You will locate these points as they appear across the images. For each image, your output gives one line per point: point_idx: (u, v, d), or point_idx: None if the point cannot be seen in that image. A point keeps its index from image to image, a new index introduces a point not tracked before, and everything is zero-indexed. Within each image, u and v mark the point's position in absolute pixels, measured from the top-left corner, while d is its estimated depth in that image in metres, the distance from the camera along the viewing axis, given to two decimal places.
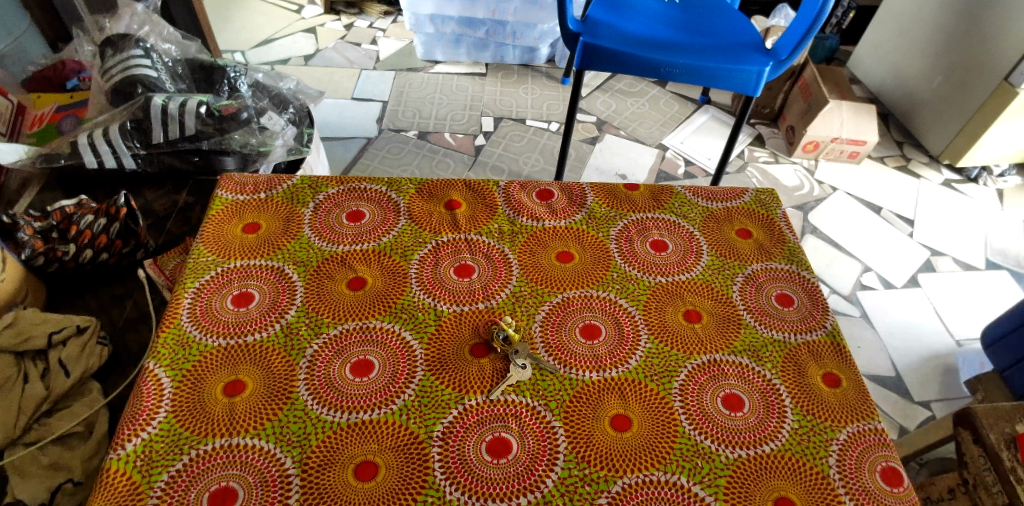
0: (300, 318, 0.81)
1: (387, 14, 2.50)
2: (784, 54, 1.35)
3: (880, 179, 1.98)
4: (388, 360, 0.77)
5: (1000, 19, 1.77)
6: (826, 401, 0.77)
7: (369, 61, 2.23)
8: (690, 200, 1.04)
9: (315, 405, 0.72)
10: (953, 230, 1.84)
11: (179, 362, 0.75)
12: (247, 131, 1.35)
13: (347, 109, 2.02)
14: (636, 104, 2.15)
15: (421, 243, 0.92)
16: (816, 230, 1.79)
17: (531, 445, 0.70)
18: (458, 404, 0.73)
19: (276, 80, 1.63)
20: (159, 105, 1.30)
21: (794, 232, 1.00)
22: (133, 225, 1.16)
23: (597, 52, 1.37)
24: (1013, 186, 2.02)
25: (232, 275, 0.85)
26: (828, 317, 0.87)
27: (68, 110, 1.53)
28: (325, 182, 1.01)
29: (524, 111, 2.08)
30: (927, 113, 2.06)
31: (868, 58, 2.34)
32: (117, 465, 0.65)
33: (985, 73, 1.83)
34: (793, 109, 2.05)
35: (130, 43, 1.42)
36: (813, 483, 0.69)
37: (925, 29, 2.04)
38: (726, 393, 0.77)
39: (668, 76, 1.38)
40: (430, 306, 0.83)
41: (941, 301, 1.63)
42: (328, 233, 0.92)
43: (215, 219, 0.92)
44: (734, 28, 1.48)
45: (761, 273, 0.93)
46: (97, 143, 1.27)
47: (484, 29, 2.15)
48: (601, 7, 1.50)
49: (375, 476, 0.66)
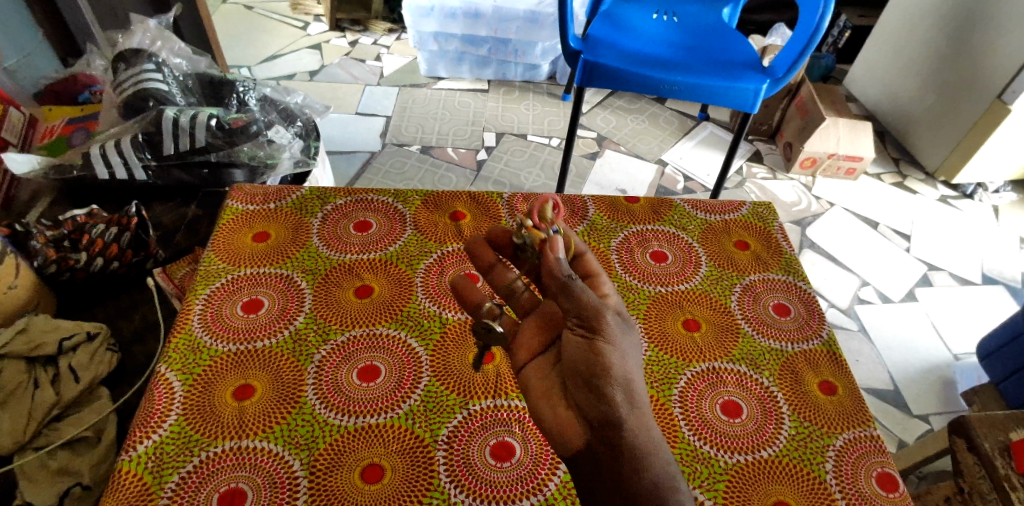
0: (309, 325, 0.82)
1: (391, 31, 2.56)
2: (780, 72, 1.38)
3: (877, 195, 2.01)
4: (394, 365, 0.79)
5: (991, 40, 1.83)
6: (824, 409, 0.79)
7: (373, 78, 2.27)
8: (689, 212, 1.07)
9: (323, 409, 0.73)
10: (951, 246, 1.86)
11: (191, 366, 0.77)
12: (256, 144, 1.37)
13: (351, 124, 2.05)
14: (635, 120, 2.19)
15: (426, 252, 0.94)
16: (814, 245, 1.81)
17: (534, 449, 0.72)
18: (462, 409, 0.75)
19: (283, 94, 1.65)
20: (170, 117, 1.31)
21: (790, 244, 1.02)
22: (144, 235, 1.20)
23: (598, 69, 1.41)
24: (1008, 202, 2.04)
25: (242, 283, 0.87)
26: (824, 326, 0.89)
27: (78, 123, 1.57)
28: (333, 193, 1.03)
29: (526, 126, 2.11)
30: (923, 130, 2.10)
31: (863, 76, 2.38)
32: (130, 466, 0.67)
33: (979, 89, 1.87)
34: (790, 126, 2.08)
35: (142, 58, 1.45)
36: (811, 488, 0.71)
37: (920, 48, 2.08)
38: (724, 400, 0.79)
39: (668, 93, 1.41)
40: (434, 314, 0.85)
41: (939, 316, 1.65)
42: (336, 242, 0.94)
43: (225, 229, 0.95)
44: (733, 47, 1.52)
45: (758, 284, 0.95)
46: (110, 155, 1.29)
47: (486, 47, 2.20)
48: (601, 25, 1.54)
49: (381, 479, 0.68)
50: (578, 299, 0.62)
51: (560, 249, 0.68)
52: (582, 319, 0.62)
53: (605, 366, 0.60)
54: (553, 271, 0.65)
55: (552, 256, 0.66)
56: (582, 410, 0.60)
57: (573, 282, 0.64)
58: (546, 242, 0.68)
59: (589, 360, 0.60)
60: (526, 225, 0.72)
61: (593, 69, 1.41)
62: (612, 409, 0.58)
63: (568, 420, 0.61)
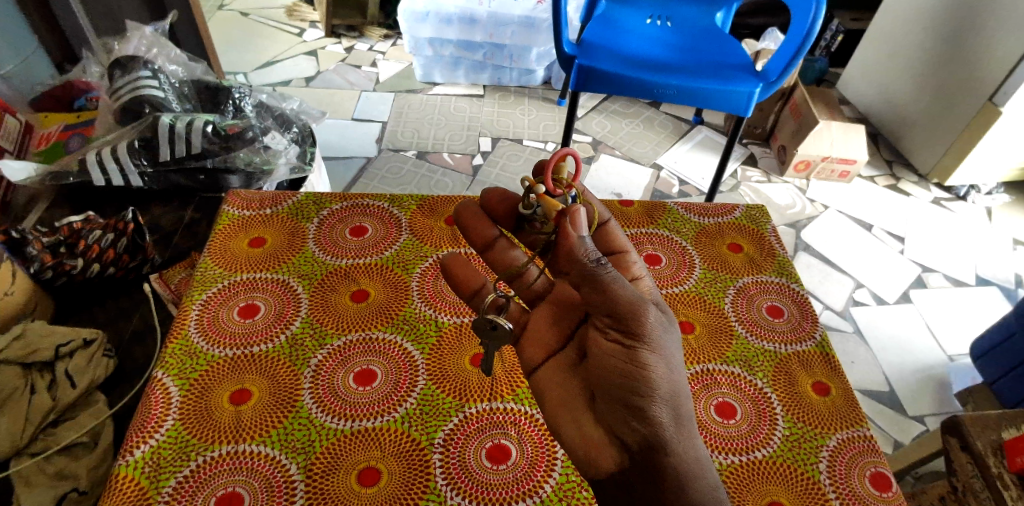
0: (305, 329, 0.83)
1: (387, 37, 2.57)
2: (773, 76, 1.39)
3: (871, 197, 2.03)
4: (390, 369, 0.79)
5: (982, 43, 1.85)
6: (816, 409, 0.80)
7: (369, 83, 2.28)
8: (683, 216, 1.08)
9: (319, 413, 0.74)
10: (945, 248, 1.87)
11: (188, 371, 0.77)
12: (252, 150, 1.37)
13: (348, 129, 2.06)
14: (630, 125, 2.20)
15: (422, 257, 0.95)
16: (808, 247, 1.82)
17: (530, 452, 0.72)
18: (458, 412, 0.75)
19: (279, 100, 1.64)
20: (167, 123, 1.31)
21: (783, 246, 1.03)
22: (141, 240, 1.19)
23: (593, 73, 1.42)
24: (1000, 203, 2.06)
25: (239, 288, 0.87)
26: (818, 328, 0.90)
27: (75, 129, 1.57)
28: (330, 198, 1.03)
29: (521, 131, 2.12)
30: (916, 133, 2.12)
31: (856, 80, 2.40)
32: (126, 471, 0.67)
33: (971, 92, 1.89)
34: (784, 129, 2.10)
35: (138, 64, 1.45)
36: (804, 488, 0.72)
37: (913, 51, 2.10)
38: (718, 401, 0.80)
39: (662, 97, 1.42)
40: (430, 318, 0.86)
41: (933, 317, 1.66)
42: (332, 247, 0.95)
43: (222, 234, 0.95)
44: (727, 52, 1.53)
45: (751, 286, 0.96)
46: (106, 161, 1.29)
47: (482, 52, 2.21)
48: (597, 29, 1.55)
49: (378, 482, 0.68)
50: (610, 293, 0.58)
51: (580, 224, 0.62)
52: (616, 320, 0.59)
53: (647, 380, 0.58)
54: (575, 257, 0.59)
55: (573, 235, 0.60)
56: (614, 425, 0.59)
57: (601, 269, 0.58)
58: (566, 217, 0.61)
59: (631, 374, 0.58)
60: (539, 193, 0.67)
61: (588, 73, 1.42)
62: (621, 412, 0.58)
63: (598, 439, 0.61)
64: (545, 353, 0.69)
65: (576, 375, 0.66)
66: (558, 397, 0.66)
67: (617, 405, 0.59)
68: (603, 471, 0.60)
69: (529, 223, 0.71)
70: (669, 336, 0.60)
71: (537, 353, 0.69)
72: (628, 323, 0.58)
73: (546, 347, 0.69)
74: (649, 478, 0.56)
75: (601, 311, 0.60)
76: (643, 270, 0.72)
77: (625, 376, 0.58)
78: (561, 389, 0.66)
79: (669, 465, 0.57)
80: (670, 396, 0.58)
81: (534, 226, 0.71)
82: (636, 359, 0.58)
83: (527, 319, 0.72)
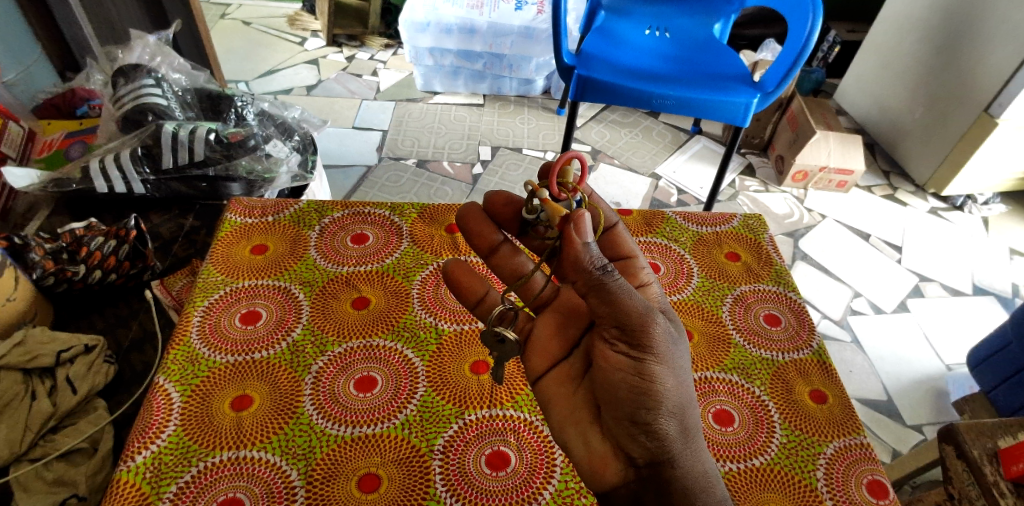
0: (306, 337, 0.83)
1: (388, 46, 2.59)
2: (771, 86, 1.41)
3: (868, 207, 2.04)
4: (390, 376, 0.80)
5: (976, 55, 1.87)
6: (815, 417, 0.80)
7: (370, 92, 2.30)
8: (681, 225, 1.09)
9: (320, 419, 0.74)
10: (942, 258, 1.88)
11: (189, 377, 0.77)
12: (254, 158, 1.37)
13: (348, 138, 2.07)
14: (629, 134, 2.22)
15: (422, 265, 0.95)
16: (806, 257, 1.83)
17: (530, 459, 0.72)
18: (458, 419, 0.76)
19: (281, 109, 1.66)
20: (169, 132, 1.32)
21: (780, 255, 1.04)
22: (142, 247, 1.20)
23: (591, 83, 1.43)
24: (997, 213, 2.08)
25: (240, 295, 0.88)
26: (814, 336, 0.90)
27: (76, 136, 1.58)
28: (330, 206, 1.04)
29: (521, 140, 2.14)
30: (912, 142, 2.14)
31: (853, 90, 2.43)
32: (128, 476, 0.67)
33: (967, 102, 1.91)
34: (781, 139, 2.12)
35: (141, 73, 1.47)
36: (801, 495, 0.72)
37: (909, 62, 2.13)
38: (716, 409, 0.80)
39: (660, 107, 1.43)
40: (430, 325, 0.86)
41: (931, 326, 1.66)
42: (333, 255, 0.95)
43: (224, 241, 0.96)
44: (725, 62, 1.54)
45: (749, 294, 0.97)
46: (109, 168, 1.30)
47: (482, 61, 2.24)
48: (596, 40, 1.57)
49: (377, 488, 0.68)
50: (618, 304, 0.58)
51: (587, 230, 0.60)
52: (624, 333, 0.59)
53: (654, 394, 0.58)
54: (580, 265, 0.59)
55: (577, 243, 0.58)
56: (622, 441, 0.61)
57: (608, 277, 0.58)
58: (569, 223, 0.59)
59: (638, 387, 0.58)
60: (543, 198, 0.67)
61: (586, 83, 1.44)
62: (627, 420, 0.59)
63: (604, 452, 0.62)
64: (550, 364, 0.69)
65: (580, 386, 0.67)
66: (563, 406, 0.67)
67: (620, 415, 0.60)
68: (609, 483, 0.61)
69: (533, 228, 0.72)
70: (679, 347, 0.60)
71: (542, 362, 0.69)
72: (634, 336, 0.58)
73: (550, 356, 0.69)
74: (658, 493, 0.58)
75: (608, 324, 0.60)
76: (652, 277, 0.72)
77: (631, 391, 0.59)
78: (564, 397, 0.67)
79: (667, 470, 0.58)
80: (672, 410, 0.59)
81: (538, 231, 0.72)
82: (644, 372, 0.58)
83: (533, 327, 0.72)
